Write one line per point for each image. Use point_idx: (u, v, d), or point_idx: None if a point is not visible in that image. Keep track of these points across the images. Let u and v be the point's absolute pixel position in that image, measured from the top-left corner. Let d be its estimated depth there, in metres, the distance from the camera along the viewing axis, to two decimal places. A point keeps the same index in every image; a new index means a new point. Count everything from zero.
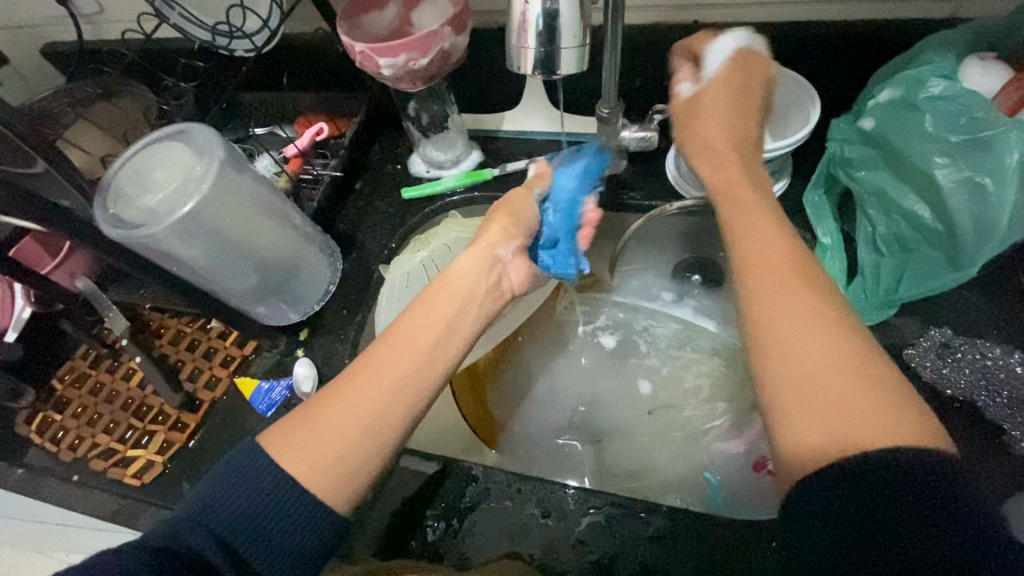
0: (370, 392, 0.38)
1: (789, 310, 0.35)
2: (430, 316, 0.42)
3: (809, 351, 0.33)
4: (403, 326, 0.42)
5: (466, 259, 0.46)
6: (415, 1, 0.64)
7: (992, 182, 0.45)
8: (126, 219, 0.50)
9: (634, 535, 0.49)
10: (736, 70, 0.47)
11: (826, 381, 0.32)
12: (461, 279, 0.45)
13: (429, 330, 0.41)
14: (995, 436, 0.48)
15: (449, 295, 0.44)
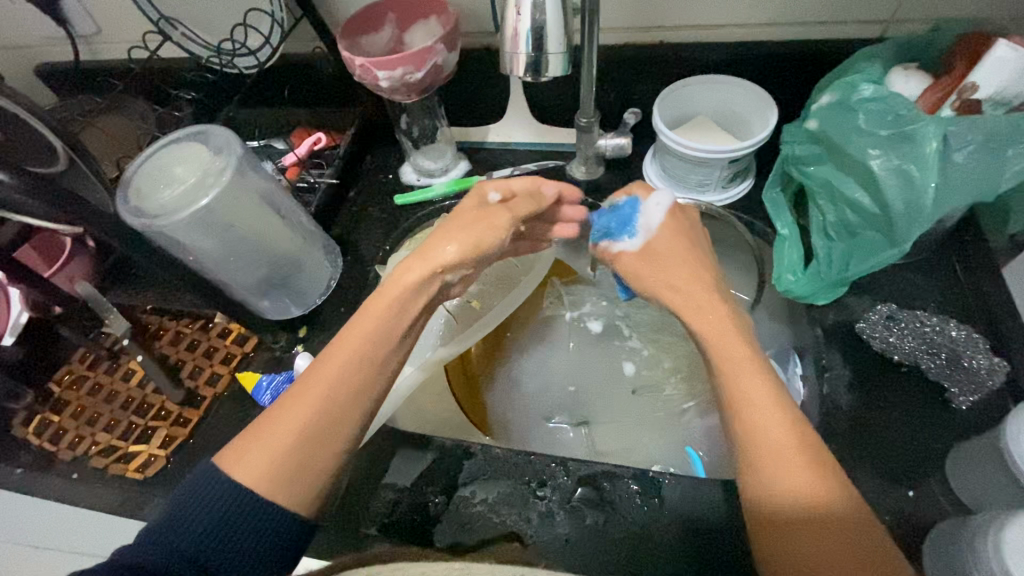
0: (306, 408, 0.45)
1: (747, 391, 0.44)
2: (352, 338, 0.47)
3: (757, 418, 0.43)
4: (332, 347, 0.48)
5: (396, 285, 0.50)
6: (409, 24, 0.71)
7: (917, 168, 0.50)
8: (146, 210, 0.52)
9: (624, 500, 0.54)
10: (674, 221, 0.55)
11: (766, 444, 0.41)
12: (387, 298, 0.49)
13: (350, 347, 0.47)
14: (937, 394, 0.55)
15: (374, 314, 0.48)
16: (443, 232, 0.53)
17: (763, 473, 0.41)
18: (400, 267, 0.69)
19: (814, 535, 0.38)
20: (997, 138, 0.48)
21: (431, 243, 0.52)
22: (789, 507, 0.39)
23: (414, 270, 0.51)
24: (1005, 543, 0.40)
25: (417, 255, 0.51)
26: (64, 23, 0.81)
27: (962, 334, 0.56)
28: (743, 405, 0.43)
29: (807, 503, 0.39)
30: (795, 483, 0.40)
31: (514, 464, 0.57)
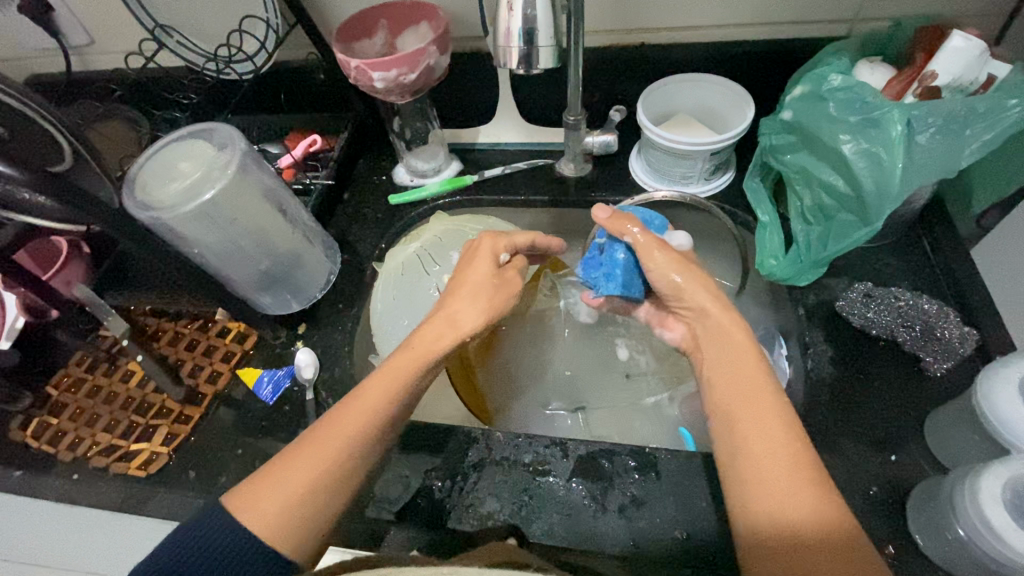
0: (319, 462, 0.45)
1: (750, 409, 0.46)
2: (369, 399, 0.48)
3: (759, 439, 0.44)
4: (346, 404, 0.48)
5: (416, 351, 0.51)
6: (400, 30, 0.73)
7: (885, 152, 0.54)
8: (152, 203, 0.55)
9: (621, 477, 0.56)
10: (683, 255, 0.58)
11: (766, 464, 0.43)
12: (404, 364, 0.50)
13: (369, 409, 0.47)
14: (912, 364, 0.58)
15: (393, 378, 0.49)
16: (456, 292, 0.54)
17: (762, 489, 0.42)
18: (396, 263, 0.71)
19: (797, 550, 0.40)
20: (956, 120, 0.51)
21: (449, 305, 0.53)
22: (779, 524, 0.41)
23: (437, 337, 0.51)
24: (980, 492, 0.43)
25: (436, 319, 0.53)
26: (56, 35, 0.82)
27: (934, 308, 0.59)
28: (747, 427, 0.45)
29: (796, 521, 0.40)
30: (787, 503, 0.41)
31: (514, 446, 0.58)
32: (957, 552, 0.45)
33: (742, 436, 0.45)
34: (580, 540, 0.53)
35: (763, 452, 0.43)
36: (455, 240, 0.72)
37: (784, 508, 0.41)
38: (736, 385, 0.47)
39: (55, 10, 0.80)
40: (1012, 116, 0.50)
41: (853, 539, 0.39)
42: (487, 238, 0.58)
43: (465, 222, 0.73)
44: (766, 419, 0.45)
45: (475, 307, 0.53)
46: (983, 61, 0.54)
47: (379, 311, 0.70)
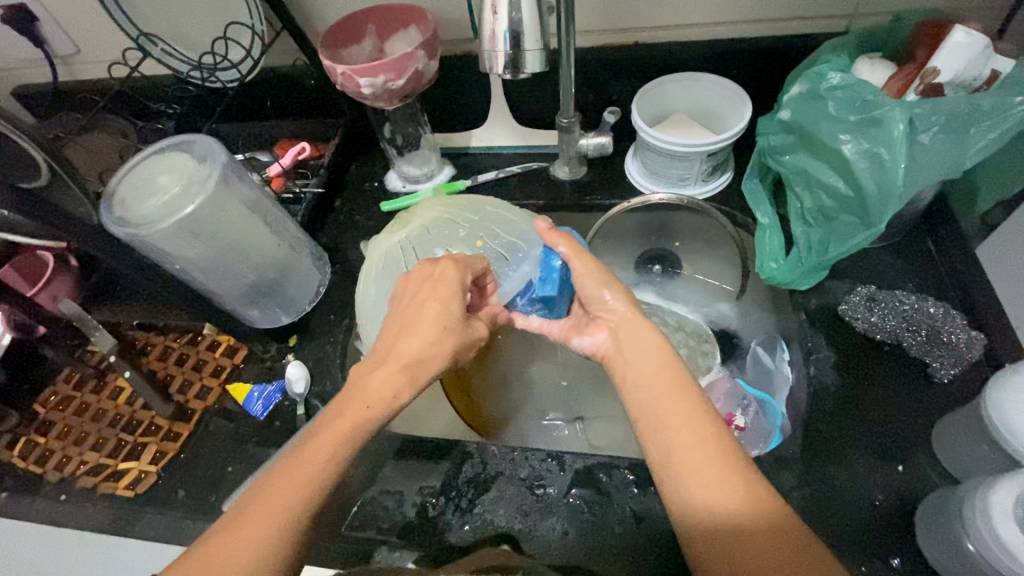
0: (262, 538, 0.36)
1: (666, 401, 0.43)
2: (318, 454, 0.40)
3: (682, 433, 0.41)
4: (289, 462, 0.40)
5: (369, 403, 0.44)
6: (388, 33, 0.71)
7: (886, 151, 0.52)
8: (132, 219, 0.54)
9: (620, 490, 0.54)
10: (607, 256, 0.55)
11: (694, 456, 0.40)
12: (357, 418, 0.43)
13: (317, 467, 0.40)
14: (920, 370, 0.56)
15: (342, 432, 0.42)
16: (417, 329, 0.49)
17: (701, 483, 0.39)
18: (381, 252, 0.67)
19: (741, 547, 0.36)
20: (960, 117, 0.50)
21: (407, 346, 0.48)
22: (712, 518, 0.38)
23: (395, 389, 0.46)
24: (992, 507, 0.41)
25: (396, 363, 0.47)
26: (41, 44, 0.81)
27: (940, 311, 0.58)
28: (675, 429, 0.42)
29: (729, 513, 0.37)
30: (720, 498, 0.38)
31: (509, 460, 0.57)
32: (966, 567, 0.43)
33: (661, 430, 0.42)
34: (577, 558, 0.52)
35: (689, 446, 0.41)
36: (444, 231, 0.68)
37: (714, 498, 0.38)
38: (654, 387, 0.45)
39: (39, 20, 0.78)
40: (1016, 114, 0.49)
41: (789, 516, 0.37)
42: (455, 269, 0.52)
43: (458, 211, 0.69)
44: (683, 410, 0.42)
45: (441, 348, 0.48)
46: (986, 57, 0.52)
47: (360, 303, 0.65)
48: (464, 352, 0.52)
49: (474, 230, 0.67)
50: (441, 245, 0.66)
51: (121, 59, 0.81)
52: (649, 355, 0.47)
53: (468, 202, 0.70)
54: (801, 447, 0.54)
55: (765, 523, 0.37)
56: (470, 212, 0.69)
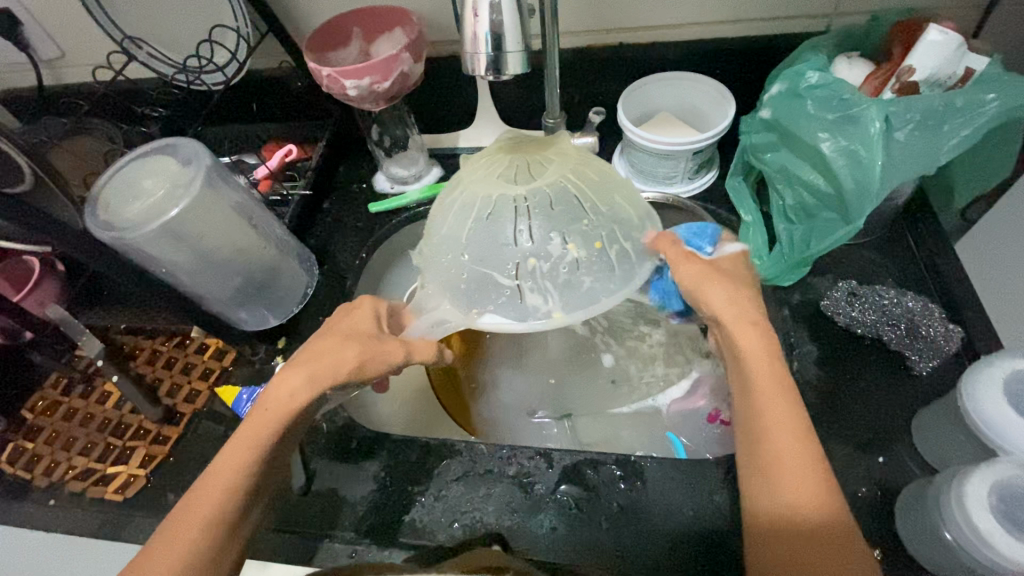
0: (180, 548, 0.39)
1: (773, 394, 0.42)
2: (223, 470, 0.42)
3: (783, 429, 0.40)
4: (199, 483, 0.42)
5: (268, 407, 0.44)
6: (374, 35, 0.71)
7: (863, 149, 0.53)
8: (115, 224, 0.54)
9: (608, 485, 0.55)
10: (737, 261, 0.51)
11: (789, 451, 0.40)
12: (256, 424, 0.44)
13: (222, 487, 0.42)
14: (900, 363, 0.57)
15: (242, 447, 0.43)
16: (325, 339, 0.49)
17: (793, 480, 0.39)
18: (487, 203, 0.57)
19: (809, 538, 0.37)
20: (933, 115, 0.51)
21: (315, 354, 0.47)
22: (803, 520, 0.38)
23: (293, 391, 0.45)
24: (966, 496, 0.42)
25: (302, 363, 0.47)
26: (25, 49, 0.80)
27: (919, 305, 0.59)
28: (777, 424, 0.41)
29: (813, 512, 0.38)
30: (808, 496, 0.38)
31: (498, 458, 0.57)
32: (946, 556, 0.44)
33: (758, 418, 0.42)
34: (567, 554, 0.52)
35: (785, 439, 0.40)
36: (567, 208, 0.57)
37: (802, 500, 0.38)
38: (760, 377, 0.43)
39: (23, 24, 0.78)
40: (989, 111, 0.50)
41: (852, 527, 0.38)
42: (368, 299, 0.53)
43: (588, 189, 0.58)
44: (788, 411, 0.41)
45: (324, 371, 0.46)
46: (959, 55, 0.53)
47: (442, 234, 0.58)
48: (378, 367, 0.49)
49: (600, 223, 0.56)
50: (556, 225, 0.57)
51: (105, 63, 0.81)
52: (756, 345, 0.44)
53: (602, 181, 0.58)
54: None
55: (845, 535, 0.37)
56: (601, 201, 0.57)
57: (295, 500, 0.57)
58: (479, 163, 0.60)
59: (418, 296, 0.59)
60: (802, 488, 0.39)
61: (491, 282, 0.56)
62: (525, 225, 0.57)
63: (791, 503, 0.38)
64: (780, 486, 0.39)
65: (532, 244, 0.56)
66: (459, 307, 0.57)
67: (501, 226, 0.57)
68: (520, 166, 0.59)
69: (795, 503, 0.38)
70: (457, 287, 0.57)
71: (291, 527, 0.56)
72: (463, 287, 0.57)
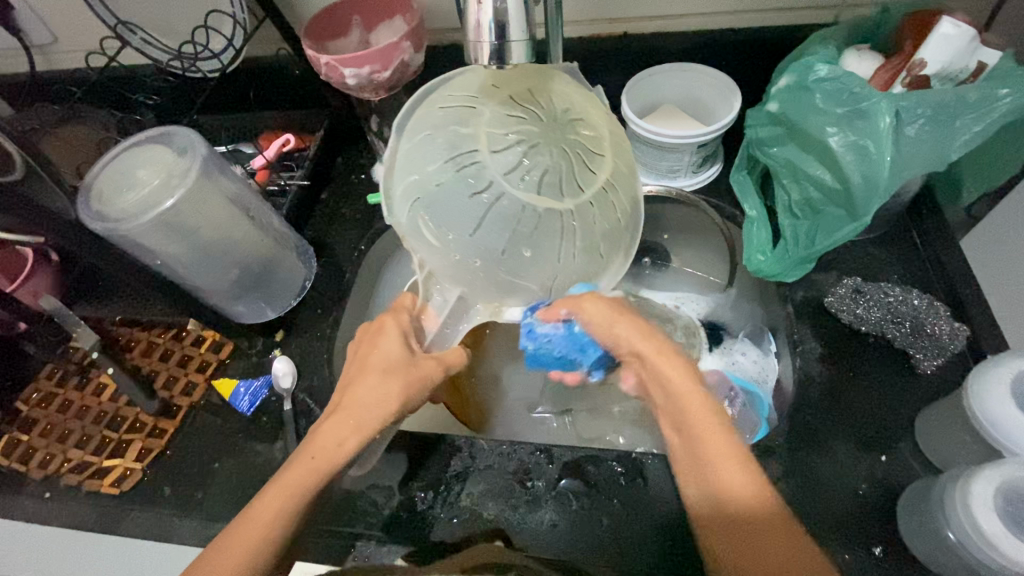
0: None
1: (692, 407, 0.42)
2: (259, 517, 0.41)
3: (710, 438, 0.41)
4: (237, 527, 0.41)
5: (314, 454, 0.43)
6: (374, 23, 0.70)
7: (872, 144, 0.52)
8: (110, 215, 0.54)
9: (609, 482, 0.55)
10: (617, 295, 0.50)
11: (718, 455, 0.40)
12: (302, 470, 0.42)
13: (262, 533, 0.40)
14: (904, 361, 0.57)
15: (286, 492, 0.41)
16: (364, 375, 0.47)
17: (728, 476, 0.40)
18: (529, 211, 0.50)
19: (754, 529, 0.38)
20: (945, 110, 0.50)
21: (355, 395, 0.46)
22: (738, 509, 0.39)
23: (342, 437, 0.44)
24: (971, 497, 0.42)
25: (346, 409, 0.46)
26: (17, 34, 0.78)
27: (924, 303, 0.58)
28: (703, 431, 0.41)
29: (745, 506, 0.39)
30: (738, 492, 0.39)
31: (498, 454, 0.57)
32: (948, 557, 0.44)
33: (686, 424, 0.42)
34: (567, 551, 0.52)
35: (711, 441, 0.41)
36: (607, 216, 0.52)
37: (736, 496, 0.39)
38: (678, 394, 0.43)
39: (13, 8, 0.76)
40: (1001, 107, 0.50)
41: (789, 511, 0.39)
42: (393, 316, 0.51)
43: (627, 189, 0.53)
44: (703, 416, 0.42)
45: (369, 408, 0.45)
46: (973, 48, 0.52)
47: (472, 234, 0.51)
48: (421, 393, 0.48)
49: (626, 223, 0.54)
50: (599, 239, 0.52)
51: (99, 48, 0.79)
52: (678, 364, 0.44)
53: (625, 172, 0.53)
54: (787, 437, 0.54)
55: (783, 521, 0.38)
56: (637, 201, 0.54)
57: None
58: (506, 146, 0.52)
59: (423, 278, 0.54)
60: (736, 487, 0.39)
61: (521, 287, 0.53)
62: (565, 237, 0.51)
63: (735, 498, 0.39)
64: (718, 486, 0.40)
65: (569, 256, 0.52)
66: (480, 299, 0.54)
67: (539, 239, 0.51)
68: (559, 161, 0.52)
69: (743, 498, 0.39)
70: (480, 284, 0.53)
71: None
72: (489, 287, 0.53)
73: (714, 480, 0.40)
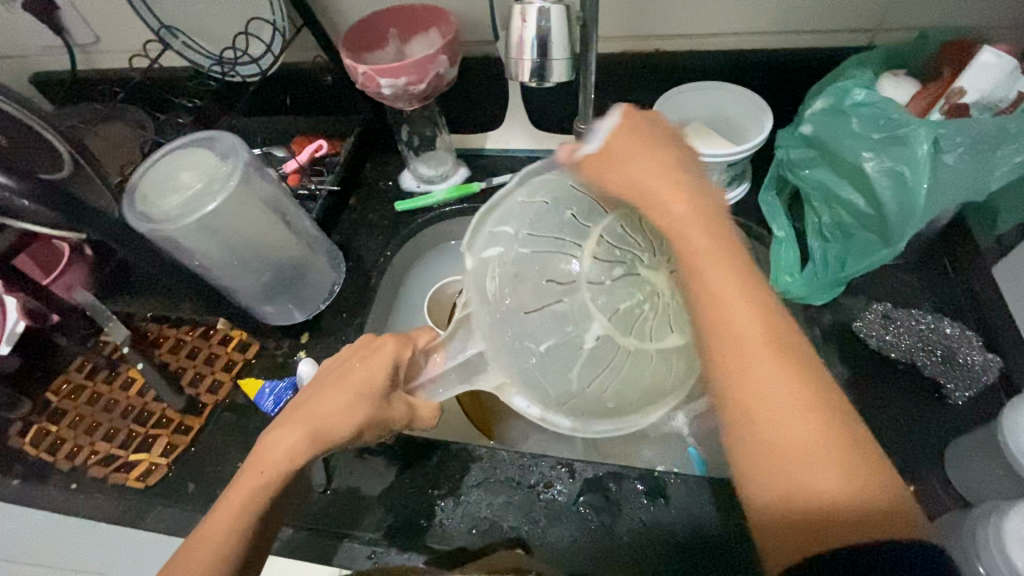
0: None
1: (734, 338, 0.35)
2: (215, 530, 0.41)
3: (762, 384, 0.33)
4: (195, 540, 0.42)
5: (264, 468, 0.44)
6: (409, 34, 0.71)
7: (910, 171, 0.52)
8: (151, 216, 0.55)
9: (631, 500, 0.54)
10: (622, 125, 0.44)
11: (773, 398, 0.33)
12: (251, 483, 0.43)
13: (212, 553, 0.40)
14: (936, 391, 0.56)
15: (237, 505, 0.42)
16: (334, 393, 0.47)
17: (790, 443, 0.32)
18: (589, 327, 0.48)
19: (828, 512, 0.30)
20: (987, 139, 0.50)
21: (321, 410, 0.46)
22: (820, 492, 0.30)
23: (290, 450, 0.44)
24: (1005, 531, 0.42)
25: (307, 421, 0.46)
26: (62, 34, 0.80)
27: (956, 332, 0.58)
28: (743, 375, 0.34)
29: (821, 486, 0.30)
30: (809, 466, 0.31)
31: (519, 466, 0.57)
32: None
33: (732, 370, 0.34)
34: (586, 566, 0.52)
35: (758, 385, 0.33)
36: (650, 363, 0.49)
37: (813, 473, 0.31)
38: (721, 329, 0.35)
39: (61, 8, 0.78)
40: None
41: (892, 489, 0.30)
42: (394, 341, 0.49)
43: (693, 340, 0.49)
44: (761, 360, 0.34)
45: (327, 430, 0.45)
46: (1012, 79, 0.52)
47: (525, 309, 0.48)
48: (377, 431, 0.48)
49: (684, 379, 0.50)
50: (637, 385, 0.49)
51: (141, 51, 0.81)
52: (732, 285, 0.36)
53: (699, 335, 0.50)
54: None
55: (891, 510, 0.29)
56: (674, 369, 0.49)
57: (315, 496, 0.57)
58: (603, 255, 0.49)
59: (456, 317, 0.50)
60: (806, 463, 0.31)
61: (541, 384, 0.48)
62: (607, 367, 0.48)
63: (797, 479, 0.31)
64: (770, 460, 0.32)
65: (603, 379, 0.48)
66: (498, 370, 0.48)
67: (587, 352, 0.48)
68: (642, 309, 0.49)
69: (815, 477, 0.31)
70: (509, 350, 0.48)
71: (309, 524, 0.56)
72: (517, 370, 0.48)
73: (767, 447, 0.32)
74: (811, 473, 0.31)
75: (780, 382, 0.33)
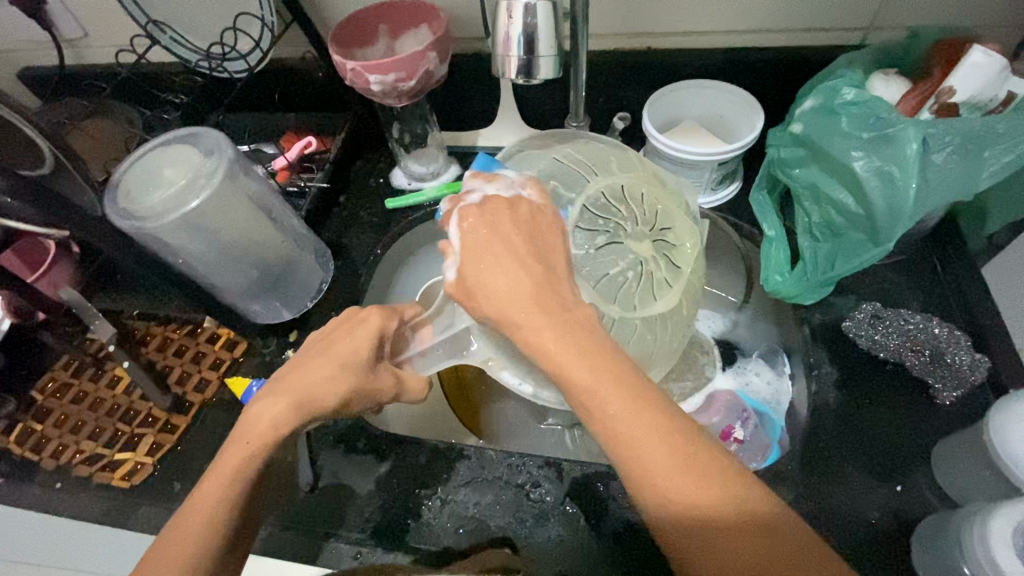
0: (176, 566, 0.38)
1: (598, 365, 0.35)
2: (199, 509, 0.40)
3: (629, 417, 0.34)
4: (179, 519, 0.40)
5: (250, 439, 0.41)
6: (399, 31, 0.70)
7: (899, 170, 0.52)
8: (135, 213, 0.54)
9: (618, 500, 0.54)
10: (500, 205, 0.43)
11: (638, 428, 0.34)
12: (235, 459, 0.41)
13: (198, 532, 0.39)
14: (924, 390, 0.56)
15: (222, 484, 0.40)
16: (320, 362, 0.45)
17: (676, 470, 0.32)
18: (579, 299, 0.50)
19: (710, 529, 0.32)
20: (975, 139, 0.50)
21: (306, 376, 0.44)
22: (692, 510, 0.32)
23: (277, 418, 0.42)
24: (991, 534, 0.42)
25: (292, 390, 0.43)
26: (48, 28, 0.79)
27: (945, 332, 0.58)
28: (604, 400, 0.35)
29: (707, 507, 0.32)
30: (691, 487, 0.32)
31: (507, 466, 0.56)
32: None
33: (604, 398, 0.35)
34: (572, 565, 0.52)
35: (625, 410, 0.34)
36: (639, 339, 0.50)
37: (694, 493, 0.32)
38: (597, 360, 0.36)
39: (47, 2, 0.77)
40: None
41: (773, 510, 0.32)
42: (378, 312, 0.48)
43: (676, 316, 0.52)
44: (620, 388, 0.35)
45: (315, 400, 0.43)
46: (1002, 79, 0.52)
47: None
48: (362, 403, 0.46)
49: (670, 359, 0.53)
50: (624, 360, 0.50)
51: (129, 46, 0.80)
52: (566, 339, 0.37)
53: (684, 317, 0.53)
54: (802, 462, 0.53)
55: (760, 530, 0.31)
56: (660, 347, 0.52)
57: (302, 496, 0.57)
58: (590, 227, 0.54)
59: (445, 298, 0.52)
60: (687, 484, 0.32)
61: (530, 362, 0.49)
62: None
63: (689, 503, 0.32)
64: (655, 490, 0.33)
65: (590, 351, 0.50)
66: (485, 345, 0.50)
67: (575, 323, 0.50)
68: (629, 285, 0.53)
69: (692, 498, 0.32)
70: (500, 329, 0.49)
71: (295, 524, 0.56)
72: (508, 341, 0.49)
73: (650, 475, 0.33)
74: (699, 497, 0.32)
75: (640, 415, 0.34)
